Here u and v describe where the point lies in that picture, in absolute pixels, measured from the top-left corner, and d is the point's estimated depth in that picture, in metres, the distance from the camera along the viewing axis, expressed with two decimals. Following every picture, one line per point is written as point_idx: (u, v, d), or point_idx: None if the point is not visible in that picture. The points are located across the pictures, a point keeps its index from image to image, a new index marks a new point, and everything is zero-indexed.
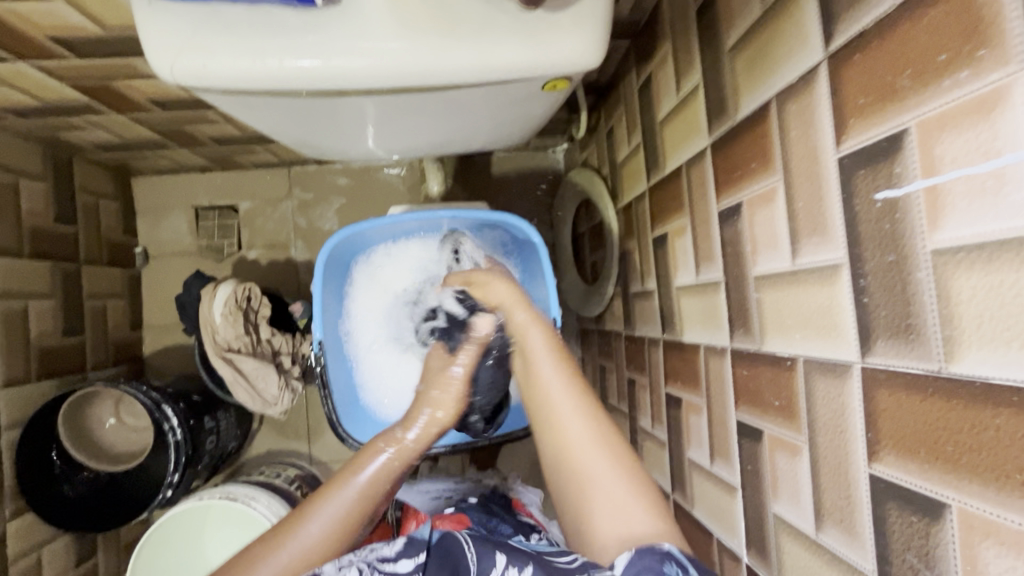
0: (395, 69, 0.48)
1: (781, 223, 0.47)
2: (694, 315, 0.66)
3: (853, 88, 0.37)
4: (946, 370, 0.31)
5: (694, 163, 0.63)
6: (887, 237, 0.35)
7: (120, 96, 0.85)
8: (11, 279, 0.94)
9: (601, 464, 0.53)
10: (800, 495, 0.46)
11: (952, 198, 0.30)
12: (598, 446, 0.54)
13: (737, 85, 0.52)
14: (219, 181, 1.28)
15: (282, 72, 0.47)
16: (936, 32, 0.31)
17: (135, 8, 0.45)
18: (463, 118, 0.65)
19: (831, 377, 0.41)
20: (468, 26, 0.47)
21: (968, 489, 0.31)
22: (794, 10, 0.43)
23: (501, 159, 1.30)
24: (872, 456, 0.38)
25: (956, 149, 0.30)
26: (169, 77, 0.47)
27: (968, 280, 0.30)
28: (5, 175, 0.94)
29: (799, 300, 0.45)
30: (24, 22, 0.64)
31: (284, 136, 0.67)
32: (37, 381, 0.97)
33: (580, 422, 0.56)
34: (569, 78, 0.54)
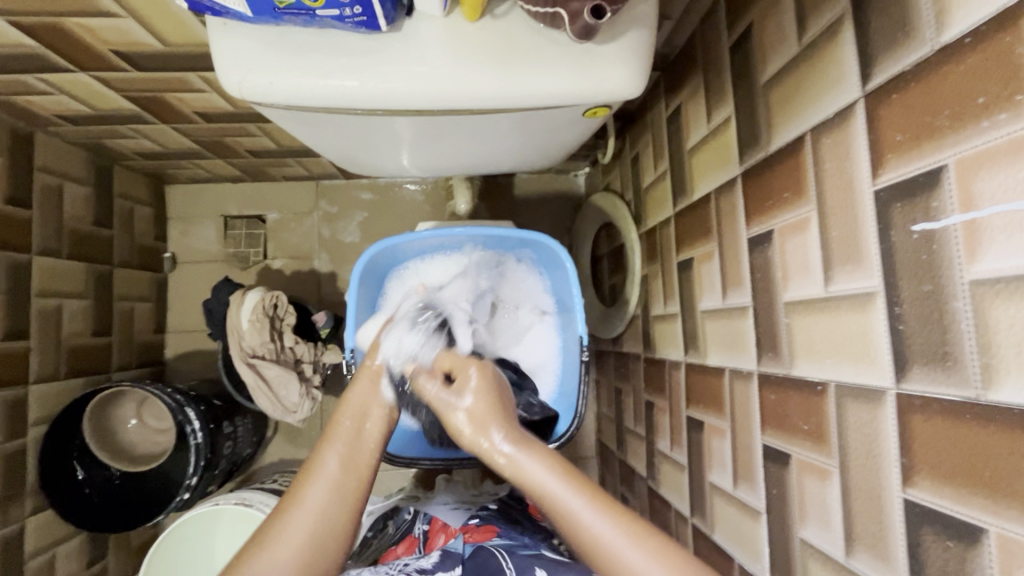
0: (448, 92, 0.51)
1: (814, 251, 0.48)
2: (719, 339, 0.68)
3: (890, 126, 0.39)
4: (985, 397, 0.33)
5: (724, 191, 0.65)
6: (923, 267, 0.37)
7: (169, 107, 0.89)
8: (49, 278, 0.97)
9: (604, 528, 0.49)
10: (830, 519, 0.47)
11: (991, 231, 0.32)
12: (599, 512, 0.49)
13: (771, 118, 0.55)
14: (249, 191, 1.31)
15: (341, 91, 0.50)
16: (975, 77, 0.33)
17: (210, 29, 0.49)
18: (501, 140, 0.68)
19: (864, 402, 0.42)
20: (518, 54, 0.50)
21: (1007, 515, 0.31)
22: (830, 51, 0.46)
23: (524, 181, 1.33)
24: (907, 481, 0.38)
25: (996, 186, 0.32)
26: (236, 93, 0.50)
27: (1007, 309, 0.31)
28: (51, 178, 0.98)
29: (831, 326, 0.46)
30: (92, 37, 0.68)
31: (328, 150, 0.70)
32: (64, 379, 0.99)
33: (569, 491, 0.50)
34: (609, 106, 0.56)
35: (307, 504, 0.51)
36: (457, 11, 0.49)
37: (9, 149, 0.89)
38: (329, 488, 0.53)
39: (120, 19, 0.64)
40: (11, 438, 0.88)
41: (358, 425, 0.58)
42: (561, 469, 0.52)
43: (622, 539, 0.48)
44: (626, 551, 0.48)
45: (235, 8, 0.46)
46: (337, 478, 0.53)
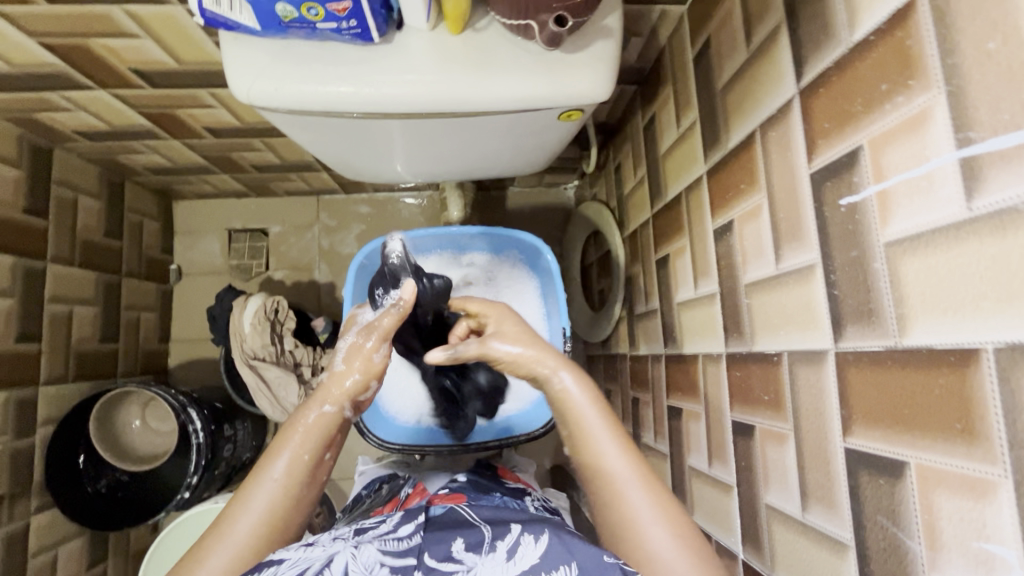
0: (433, 96, 0.56)
1: (766, 233, 0.53)
2: (693, 327, 0.72)
3: (820, 116, 0.44)
4: (900, 343, 0.37)
5: (692, 188, 0.70)
6: (850, 235, 0.41)
7: (180, 123, 0.96)
8: (62, 284, 1.02)
9: (638, 504, 0.50)
10: (788, 480, 0.50)
11: (897, 198, 0.37)
12: (638, 488, 0.51)
13: (728, 118, 0.60)
14: (252, 206, 1.37)
15: (338, 96, 0.56)
16: (879, 67, 0.38)
17: (223, 44, 0.55)
18: (487, 145, 0.73)
19: (811, 365, 0.47)
20: (495, 62, 0.56)
21: (921, 447, 0.35)
22: (772, 55, 0.51)
23: (516, 194, 1.39)
24: (847, 431, 0.42)
25: (898, 159, 0.37)
26: (244, 99, 0.56)
27: (912, 264, 0.36)
28: (66, 191, 1.04)
29: (782, 300, 0.51)
30: (113, 56, 0.74)
31: (327, 156, 0.76)
32: (72, 382, 1.04)
33: (619, 462, 0.52)
34: (582, 110, 0.62)
35: (233, 534, 0.50)
36: (442, 25, 0.55)
37: (30, 162, 0.96)
38: (265, 509, 0.52)
39: (140, 39, 0.70)
40: (20, 436, 0.92)
41: (306, 455, 0.55)
42: (617, 437, 0.54)
43: (653, 515, 0.49)
44: (653, 527, 0.48)
45: (245, 23, 0.52)
46: (269, 511, 0.51)
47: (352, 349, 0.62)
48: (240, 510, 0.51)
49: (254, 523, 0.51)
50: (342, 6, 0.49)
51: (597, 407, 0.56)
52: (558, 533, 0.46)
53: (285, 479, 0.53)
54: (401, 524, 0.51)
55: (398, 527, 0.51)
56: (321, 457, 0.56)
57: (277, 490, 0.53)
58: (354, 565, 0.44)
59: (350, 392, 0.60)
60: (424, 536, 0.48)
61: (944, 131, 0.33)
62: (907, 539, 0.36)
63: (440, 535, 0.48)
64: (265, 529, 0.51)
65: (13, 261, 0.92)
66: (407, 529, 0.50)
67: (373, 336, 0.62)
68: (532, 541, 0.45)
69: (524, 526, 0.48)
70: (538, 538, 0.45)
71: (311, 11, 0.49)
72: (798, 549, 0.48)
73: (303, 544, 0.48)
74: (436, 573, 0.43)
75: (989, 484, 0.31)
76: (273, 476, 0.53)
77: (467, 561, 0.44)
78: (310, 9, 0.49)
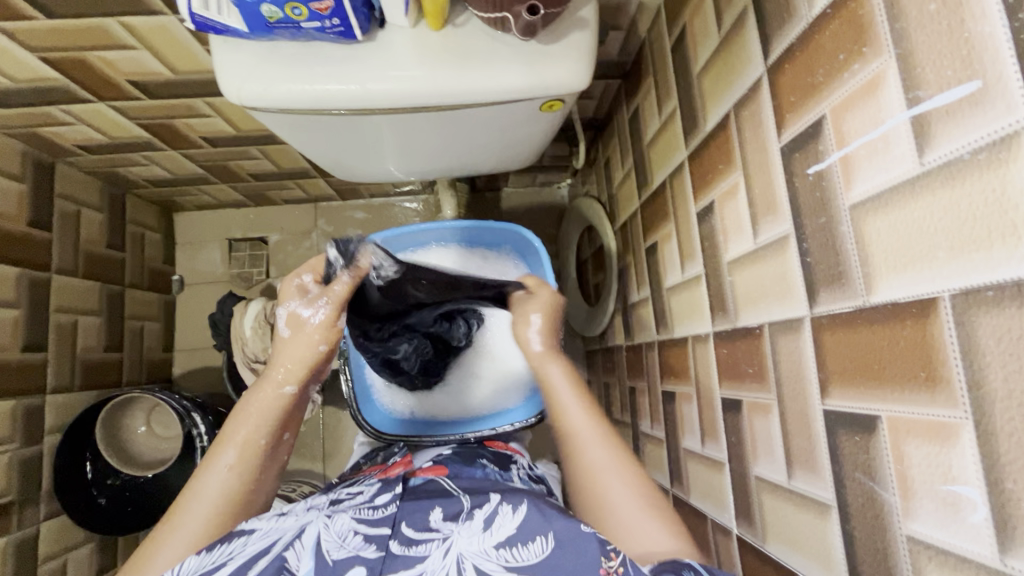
0: (416, 90, 0.58)
1: (744, 210, 0.55)
2: (682, 311, 0.73)
3: (786, 90, 0.46)
4: (868, 301, 0.38)
5: (675, 174, 0.72)
6: (819, 203, 0.43)
7: (177, 133, 0.98)
8: (66, 295, 1.04)
9: (603, 457, 0.56)
10: (774, 449, 0.51)
11: (858, 161, 0.38)
12: (601, 444, 0.57)
13: (705, 102, 0.62)
14: (252, 215, 1.40)
15: (325, 94, 0.58)
16: (836, 38, 0.40)
17: (213, 49, 0.57)
18: (474, 139, 0.75)
19: (789, 333, 0.48)
20: (476, 55, 0.58)
21: (892, 400, 0.36)
22: (740, 37, 0.53)
23: (510, 194, 1.41)
24: (825, 393, 0.43)
25: (857, 124, 0.38)
26: (235, 99, 0.58)
27: (875, 223, 0.37)
28: (69, 204, 1.07)
29: (761, 274, 0.52)
30: (111, 68, 0.77)
31: (318, 156, 0.78)
32: (78, 391, 1.06)
33: (584, 420, 0.59)
34: (563, 100, 0.64)
35: (189, 522, 0.50)
36: (422, 22, 0.58)
37: (33, 177, 0.98)
38: (218, 492, 0.53)
39: (136, 50, 0.73)
40: (28, 444, 0.93)
41: (260, 439, 0.56)
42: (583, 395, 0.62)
43: (612, 467, 0.55)
44: (610, 479, 0.54)
45: (233, 26, 0.54)
46: (222, 495, 0.53)
47: (298, 325, 0.60)
48: (194, 495, 0.52)
49: (210, 510, 0.52)
50: (325, 5, 0.51)
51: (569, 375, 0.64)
52: (537, 504, 0.47)
53: (241, 463, 0.54)
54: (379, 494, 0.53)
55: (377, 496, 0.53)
56: (278, 438, 0.58)
57: (230, 475, 0.54)
58: (327, 537, 0.45)
59: (306, 363, 0.59)
60: (399, 506, 0.50)
61: (897, 93, 0.34)
62: (882, 491, 0.37)
63: (416, 505, 0.50)
64: (220, 512, 0.52)
65: (19, 272, 0.94)
66: (385, 498, 0.52)
67: (321, 305, 0.59)
68: (510, 511, 0.46)
69: (502, 495, 0.49)
70: (516, 508, 0.47)
71: (295, 11, 0.51)
72: (786, 516, 0.49)
73: (276, 515, 0.50)
74: (414, 542, 0.45)
75: (953, 426, 0.32)
76: (227, 460, 0.54)
77: (444, 531, 0.45)
78: (294, 9, 0.51)
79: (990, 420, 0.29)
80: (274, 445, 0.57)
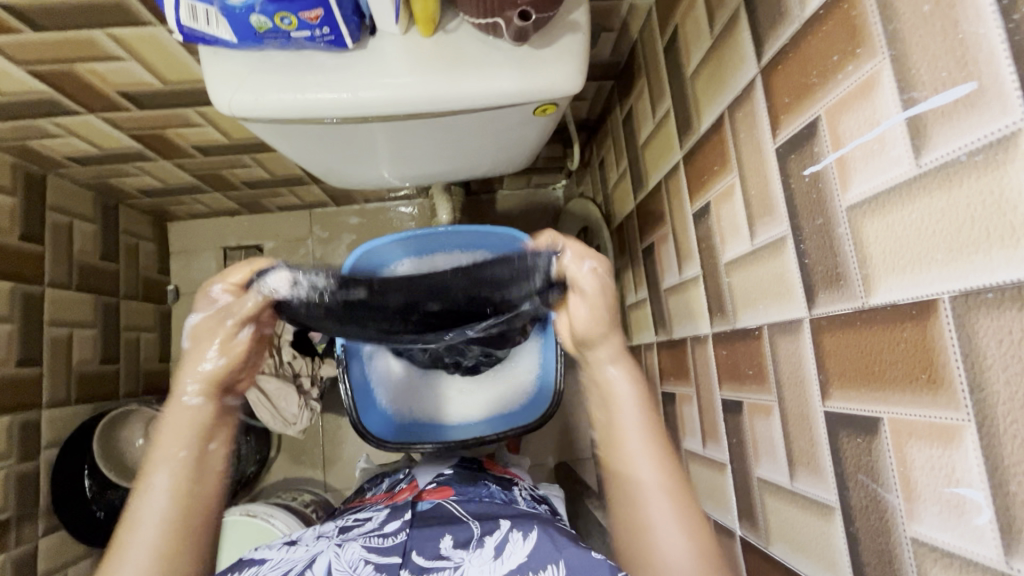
0: (409, 98, 0.58)
1: (740, 211, 0.54)
2: (680, 312, 0.73)
3: (780, 92, 0.46)
4: (868, 302, 0.38)
5: (671, 176, 0.71)
6: (815, 204, 0.42)
7: (169, 142, 0.98)
8: (60, 308, 1.04)
9: (659, 506, 0.52)
10: (776, 451, 0.51)
11: (855, 162, 0.38)
12: (663, 493, 0.52)
13: (699, 103, 0.62)
14: (246, 223, 1.39)
15: (317, 103, 0.57)
16: (829, 40, 0.39)
17: (203, 60, 0.57)
18: (467, 144, 0.75)
19: (788, 334, 0.48)
20: (468, 60, 0.58)
21: (893, 402, 0.36)
22: (733, 38, 0.53)
23: (505, 196, 1.41)
24: (825, 394, 0.43)
25: (853, 126, 0.38)
26: (225, 110, 0.58)
27: (873, 225, 0.37)
28: (61, 217, 1.06)
29: (759, 275, 0.52)
30: (100, 80, 0.77)
31: (311, 164, 0.77)
32: (74, 404, 1.05)
33: (647, 464, 0.53)
34: (556, 103, 0.63)
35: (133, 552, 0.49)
36: (413, 28, 0.57)
37: (24, 190, 0.98)
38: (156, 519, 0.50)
39: (125, 61, 0.73)
40: (25, 459, 0.93)
41: (182, 453, 0.53)
42: (646, 423, 0.56)
43: (669, 519, 0.51)
44: (666, 525, 0.51)
45: (222, 37, 0.54)
46: (161, 520, 0.51)
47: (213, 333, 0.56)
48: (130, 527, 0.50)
49: (154, 537, 0.50)
50: (315, 14, 0.51)
51: (635, 387, 0.57)
52: (548, 532, 0.49)
53: (171, 489, 0.52)
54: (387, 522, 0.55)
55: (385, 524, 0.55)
56: (206, 450, 0.55)
57: (165, 500, 0.51)
58: (338, 565, 0.48)
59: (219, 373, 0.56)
60: (410, 534, 0.52)
61: (892, 95, 0.34)
62: (885, 493, 0.37)
63: (426, 532, 0.52)
64: (162, 538, 0.50)
65: (12, 287, 0.93)
66: (394, 526, 0.54)
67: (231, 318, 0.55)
68: (521, 539, 0.49)
69: (511, 523, 0.52)
70: (526, 536, 0.49)
71: (284, 21, 0.51)
72: (789, 518, 0.49)
73: (286, 544, 0.54)
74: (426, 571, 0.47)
75: (955, 429, 0.31)
76: (159, 486, 0.52)
77: (455, 558, 0.48)
78: (283, 18, 0.51)
79: (993, 423, 0.29)
80: (201, 459, 0.54)
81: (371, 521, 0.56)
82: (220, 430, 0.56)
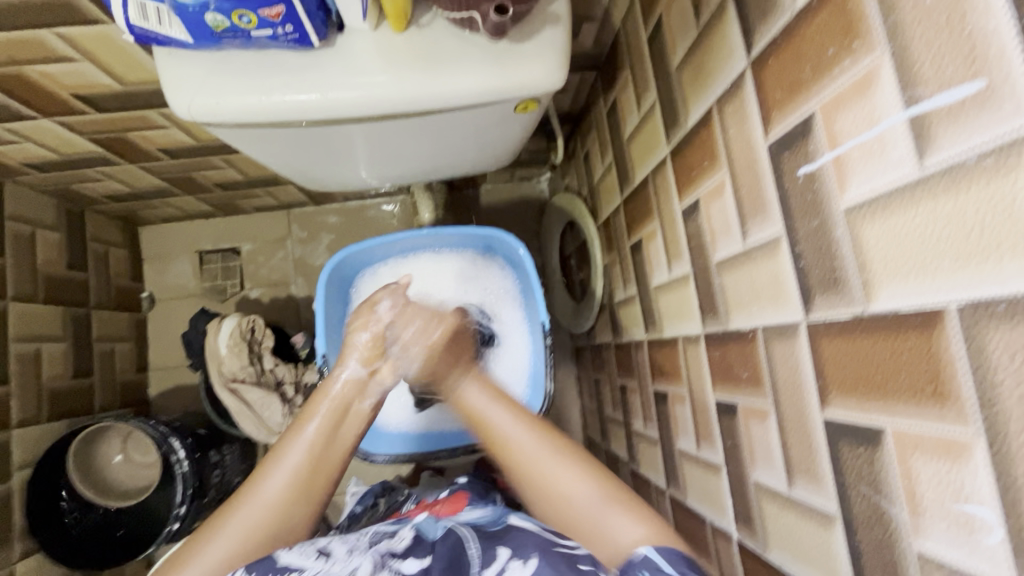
0: (383, 98, 0.55)
1: (731, 210, 0.52)
2: (671, 310, 0.71)
3: (771, 86, 0.44)
4: (868, 309, 0.36)
5: (658, 171, 0.69)
6: (811, 205, 0.41)
7: (132, 146, 0.93)
8: (26, 323, 0.99)
9: (564, 480, 0.56)
10: (773, 456, 0.50)
11: (852, 162, 0.36)
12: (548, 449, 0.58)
13: (685, 97, 0.59)
14: (221, 226, 1.34)
15: (284, 106, 0.54)
16: (823, 32, 0.37)
17: (158, 62, 0.53)
18: (447, 143, 0.71)
19: (784, 339, 0.46)
20: (443, 57, 0.55)
21: (896, 413, 0.35)
22: (721, 29, 0.51)
23: (489, 191, 1.38)
24: (824, 402, 0.42)
25: (850, 123, 0.36)
26: (185, 115, 0.54)
27: (873, 228, 0.35)
28: (22, 226, 1.01)
29: (752, 277, 0.50)
30: (52, 82, 0.72)
31: (284, 167, 0.74)
32: (47, 421, 1.01)
33: (536, 446, 0.58)
34: (537, 100, 0.61)
35: (262, 494, 0.56)
36: (384, 24, 0.54)
37: None
38: (293, 468, 0.58)
39: (78, 62, 0.68)
40: None
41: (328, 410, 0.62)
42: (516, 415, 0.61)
43: (602, 505, 0.54)
44: (564, 478, 0.56)
45: (177, 37, 0.50)
46: (298, 470, 0.58)
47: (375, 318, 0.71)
48: (273, 467, 0.58)
49: (278, 489, 0.57)
50: (275, 11, 0.47)
51: (492, 395, 0.63)
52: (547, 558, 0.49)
53: (312, 452, 0.59)
54: (408, 557, 0.53)
55: (405, 558, 0.53)
56: (354, 407, 0.64)
57: (300, 458, 0.58)
58: None
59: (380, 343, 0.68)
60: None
61: (892, 92, 0.32)
62: (890, 506, 0.36)
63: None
64: (295, 484, 0.57)
65: None
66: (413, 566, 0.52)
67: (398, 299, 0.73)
68: (520, 565, 0.49)
69: (511, 551, 0.52)
70: (525, 561, 0.49)
71: (243, 19, 0.47)
72: (788, 525, 0.48)
73: (321, 554, 0.52)
74: None
75: (964, 445, 0.30)
76: (302, 445, 0.59)
77: None
78: (241, 16, 0.47)
79: (1004, 440, 0.28)
80: (346, 418, 0.62)
81: (396, 543, 0.55)
82: (365, 396, 0.65)
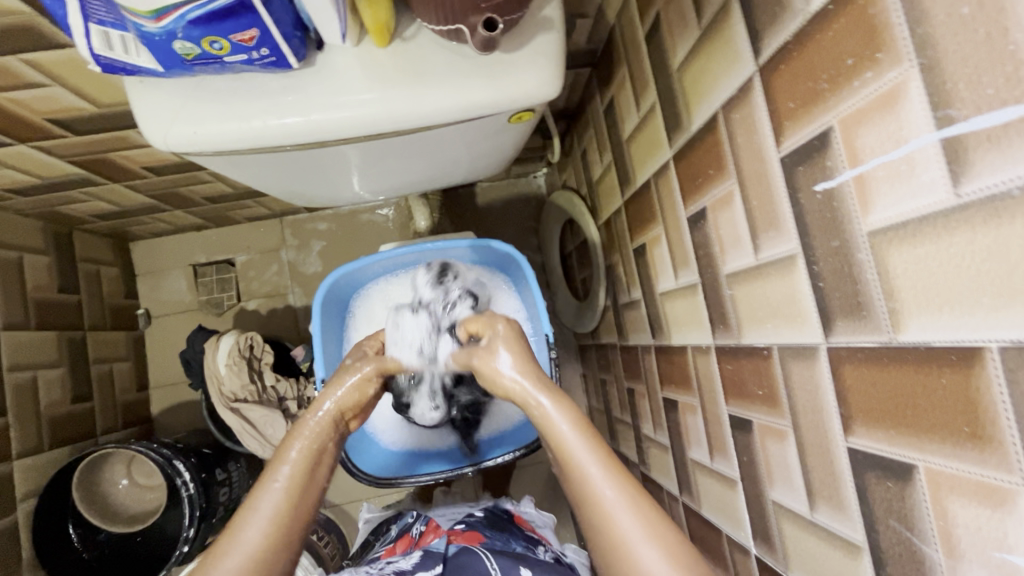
0: (371, 119, 0.52)
1: (740, 222, 0.50)
2: (680, 318, 0.69)
3: (783, 96, 0.41)
4: (896, 339, 0.34)
5: (661, 174, 0.66)
6: (830, 224, 0.38)
7: (115, 165, 0.90)
8: (20, 351, 0.97)
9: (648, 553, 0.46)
10: (792, 478, 0.47)
11: (876, 183, 0.33)
12: (629, 507, 0.48)
13: (688, 101, 0.56)
14: (214, 237, 1.31)
15: (266, 131, 0.51)
16: (841, 40, 0.34)
17: (129, 92, 0.51)
18: (440, 155, 0.68)
19: (802, 360, 0.44)
20: (430, 72, 0.52)
21: (929, 449, 0.33)
22: (725, 30, 0.47)
23: (485, 189, 1.34)
24: (847, 430, 0.40)
25: (873, 140, 0.33)
26: (162, 146, 0.52)
27: (901, 255, 0.33)
28: (9, 252, 0.98)
29: (765, 293, 0.48)
30: (24, 108, 0.69)
31: (271, 188, 0.71)
32: (49, 449, 1.00)
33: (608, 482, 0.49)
34: (532, 110, 0.58)
35: (242, 543, 0.49)
36: (366, 39, 0.51)
37: None
38: (272, 513, 0.52)
39: (50, 87, 0.65)
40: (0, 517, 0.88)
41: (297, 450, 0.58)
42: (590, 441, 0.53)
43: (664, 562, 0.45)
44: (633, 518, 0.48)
45: (146, 65, 0.47)
46: (279, 514, 0.52)
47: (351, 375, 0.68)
48: (246, 517, 0.51)
49: (258, 536, 0.50)
50: (249, 36, 0.44)
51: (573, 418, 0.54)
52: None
53: (293, 487, 0.54)
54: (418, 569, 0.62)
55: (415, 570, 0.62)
56: (328, 448, 0.61)
57: (279, 497, 0.53)
58: None
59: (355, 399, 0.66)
60: None
61: (921, 110, 0.29)
62: (923, 545, 0.34)
63: None
64: (276, 531, 0.51)
65: None
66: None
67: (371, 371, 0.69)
68: None
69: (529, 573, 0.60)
70: None
71: (214, 45, 0.44)
72: (811, 549, 0.46)
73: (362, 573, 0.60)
74: None
75: (1007, 493, 0.28)
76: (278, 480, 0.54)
77: None
78: (212, 43, 0.44)
79: None
80: (322, 460, 0.59)
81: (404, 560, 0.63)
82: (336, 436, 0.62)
